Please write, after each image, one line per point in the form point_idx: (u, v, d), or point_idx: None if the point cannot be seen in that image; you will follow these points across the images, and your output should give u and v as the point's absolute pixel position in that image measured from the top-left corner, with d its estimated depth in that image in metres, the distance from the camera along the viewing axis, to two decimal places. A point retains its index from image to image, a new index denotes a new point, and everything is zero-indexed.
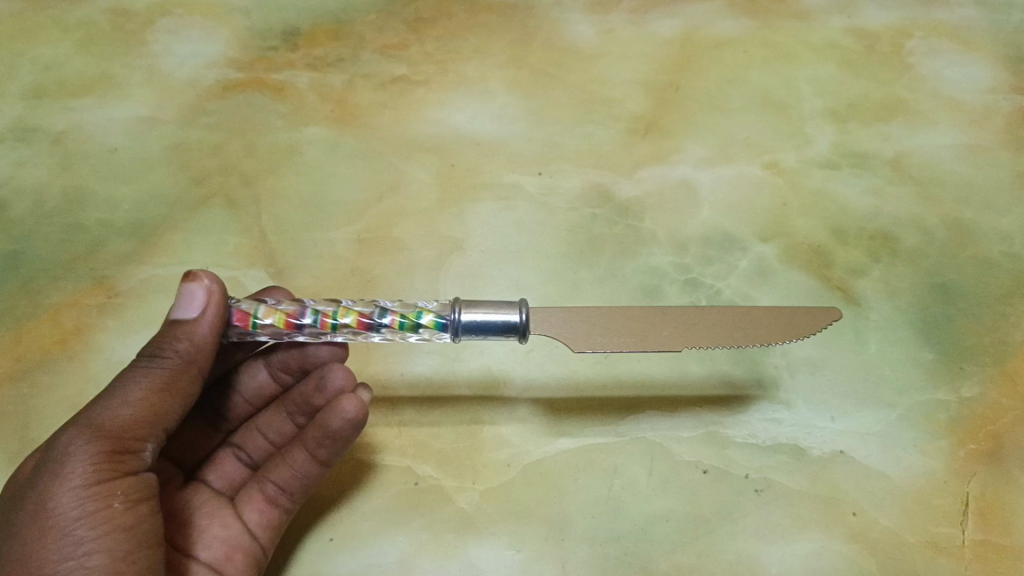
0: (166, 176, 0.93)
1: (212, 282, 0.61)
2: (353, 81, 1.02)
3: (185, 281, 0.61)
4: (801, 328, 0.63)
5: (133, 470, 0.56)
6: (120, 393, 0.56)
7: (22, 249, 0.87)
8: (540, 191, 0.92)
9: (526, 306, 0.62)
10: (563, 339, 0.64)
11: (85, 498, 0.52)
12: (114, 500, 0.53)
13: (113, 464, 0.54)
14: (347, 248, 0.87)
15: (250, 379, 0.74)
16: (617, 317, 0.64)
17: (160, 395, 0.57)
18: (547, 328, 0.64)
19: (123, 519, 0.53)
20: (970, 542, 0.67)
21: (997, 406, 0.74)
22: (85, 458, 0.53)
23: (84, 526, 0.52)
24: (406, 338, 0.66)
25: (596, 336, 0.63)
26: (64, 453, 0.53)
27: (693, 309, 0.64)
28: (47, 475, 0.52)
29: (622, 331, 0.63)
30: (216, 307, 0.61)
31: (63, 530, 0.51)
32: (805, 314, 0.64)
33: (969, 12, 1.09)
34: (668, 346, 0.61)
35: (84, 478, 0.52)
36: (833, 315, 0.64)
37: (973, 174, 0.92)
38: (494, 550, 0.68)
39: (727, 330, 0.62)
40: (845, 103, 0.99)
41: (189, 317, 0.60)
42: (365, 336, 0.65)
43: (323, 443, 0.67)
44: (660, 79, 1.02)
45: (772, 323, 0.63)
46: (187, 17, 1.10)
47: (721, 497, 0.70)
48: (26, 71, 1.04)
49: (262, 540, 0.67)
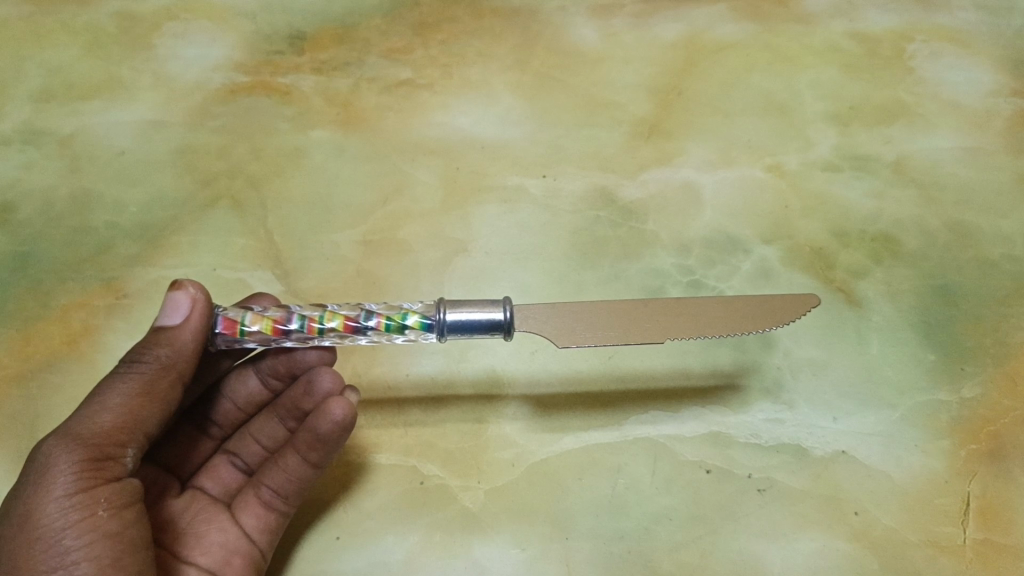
0: (173, 179, 0.94)
1: (197, 291, 0.62)
2: (359, 84, 1.03)
3: (172, 290, 0.62)
4: (777, 316, 0.63)
5: (116, 476, 0.56)
6: (100, 400, 0.57)
7: (30, 251, 0.88)
8: (544, 193, 0.93)
9: (510, 304, 0.63)
10: (548, 336, 0.64)
11: (70, 507, 0.53)
12: (98, 508, 0.54)
13: (94, 472, 0.55)
14: (353, 250, 0.88)
15: (240, 385, 0.74)
16: (600, 312, 0.64)
17: (140, 401, 0.58)
18: (532, 325, 0.64)
19: (109, 526, 0.54)
20: (970, 541, 0.68)
21: (998, 407, 0.75)
22: (67, 468, 0.53)
23: (70, 535, 0.52)
24: (393, 339, 0.66)
25: (580, 331, 0.64)
26: (44, 465, 0.53)
27: (674, 299, 0.65)
28: (30, 487, 0.53)
29: (606, 325, 0.64)
30: (200, 314, 0.62)
31: (49, 541, 0.52)
32: (783, 303, 0.64)
33: (970, 16, 1.09)
34: (651, 338, 0.62)
35: (67, 488, 0.53)
36: (811, 302, 0.64)
37: (975, 177, 0.92)
38: (499, 548, 0.68)
39: (706, 320, 0.63)
40: (847, 106, 1.00)
41: (172, 323, 0.61)
42: (352, 338, 0.66)
43: (314, 446, 0.67)
44: (664, 82, 1.03)
45: (751, 312, 0.64)
46: (193, 21, 1.11)
47: (724, 496, 0.71)
48: (34, 75, 1.05)
49: (260, 543, 0.68)
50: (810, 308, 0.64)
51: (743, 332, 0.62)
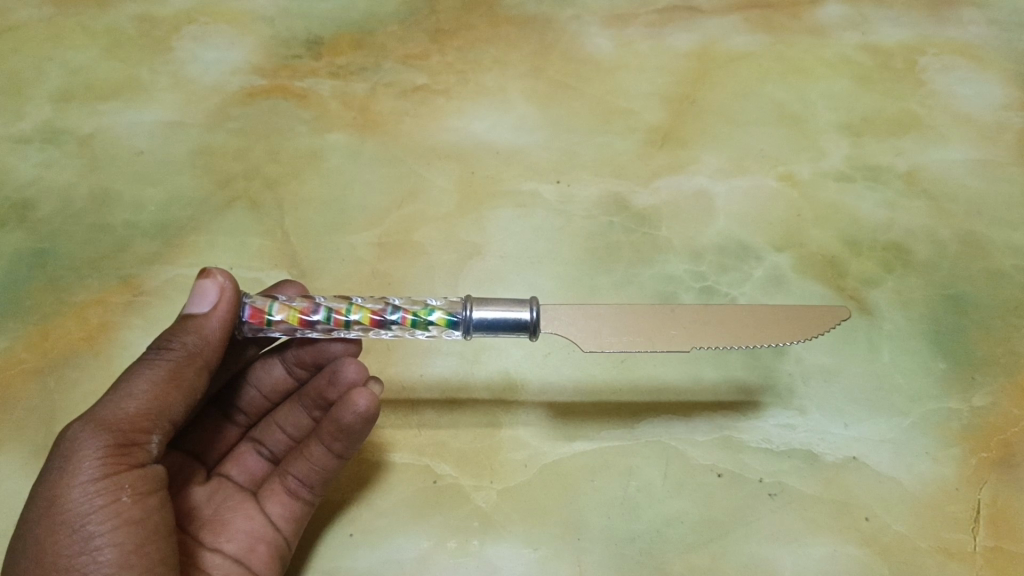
0: (191, 179, 0.95)
1: (225, 279, 0.63)
2: (376, 89, 1.05)
3: (201, 278, 0.63)
4: (804, 329, 0.64)
5: (140, 462, 0.57)
6: (127, 386, 0.58)
7: (49, 248, 0.89)
8: (558, 199, 0.94)
9: (537, 304, 0.64)
10: (573, 339, 0.65)
11: (94, 493, 0.54)
12: (122, 494, 0.55)
13: (119, 457, 0.56)
14: (369, 252, 0.89)
15: (265, 373, 0.75)
16: (626, 316, 0.65)
17: (166, 387, 0.59)
18: (555, 327, 0.65)
19: (132, 512, 0.55)
20: (981, 548, 0.69)
21: (1009, 415, 0.75)
22: (92, 453, 0.54)
23: (94, 520, 0.53)
24: (416, 335, 0.67)
25: (605, 335, 0.65)
26: (71, 450, 0.54)
27: (702, 308, 0.65)
28: (56, 473, 0.54)
29: (631, 330, 0.65)
30: (228, 304, 0.63)
31: (74, 526, 0.53)
32: (811, 315, 0.65)
33: (982, 30, 1.10)
34: (677, 346, 0.63)
35: (91, 473, 0.54)
36: (840, 315, 0.65)
37: (986, 189, 0.93)
38: (511, 548, 0.69)
39: (733, 330, 0.64)
40: (859, 118, 1.01)
41: (201, 312, 0.62)
42: (376, 332, 0.67)
43: (338, 437, 0.68)
44: (677, 91, 1.04)
45: (779, 324, 0.64)
46: (212, 24, 1.13)
47: (735, 501, 0.71)
48: (54, 75, 1.06)
49: (285, 532, 0.69)
50: (837, 322, 0.65)
51: (771, 343, 0.63)
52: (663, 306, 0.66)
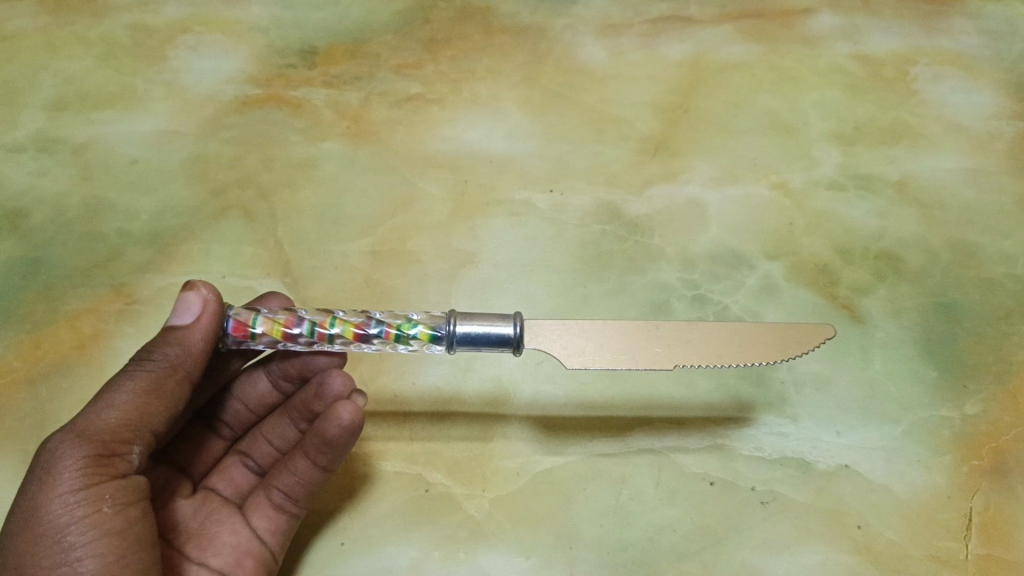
0: (184, 188, 0.95)
1: (209, 292, 0.63)
2: (369, 98, 1.05)
3: (185, 291, 0.63)
4: (788, 347, 0.64)
5: (121, 473, 0.57)
6: (108, 397, 0.58)
7: (42, 257, 0.89)
8: (551, 208, 0.94)
9: (520, 319, 0.64)
10: (555, 355, 0.65)
11: (74, 504, 0.53)
12: (103, 504, 0.54)
13: (100, 468, 0.55)
14: (362, 260, 0.89)
15: (250, 387, 0.75)
16: (611, 332, 0.65)
17: (147, 398, 0.59)
18: (540, 344, 0.65)
19: (112, 524, 0.54)
20: (973, 556, 0.69)
21: (1000, 423, 0.76)
22: (72, 464, 0.54)
23: (75, 531, 0.53)
24: (397, 348, 0.67)
25: (589, 351, 0.65)
26: (51, 461, 0.54)
27: (687, 324, 0.65)
28: (36, 484, 0.54)
29: (615, 347, 0.64)
30: (211, 315, 0.63)
31: (55, 537, 0.53)
32: (795, 332, 0.65)
33: (972, 40, 1.11)
34: (658, 364, 0.63)
35: (72, 484, 0.54)
36: (825, 332, 0.64)
37: (976, 198, 0.94)
38: (503, 557, 0.69)
39: (715, 348, 0.64)
40: (851, 127, 1.02)
41: (182, 323, 0.62)
42: (357, 346, 0.67)
43: (322, 451, 0.67)
44: (670, 101, 1.05)
45: (762, 342, 0.64)
46: (207, 34, 1.13)
47: (727, 509, 0.71)
48: (49, 84, 1.07)
49: (270, 545, 0.69)
50: (825, 338, 0.64)
51: (742, 363, 0.63)
52: (647, 323, 0.65)
